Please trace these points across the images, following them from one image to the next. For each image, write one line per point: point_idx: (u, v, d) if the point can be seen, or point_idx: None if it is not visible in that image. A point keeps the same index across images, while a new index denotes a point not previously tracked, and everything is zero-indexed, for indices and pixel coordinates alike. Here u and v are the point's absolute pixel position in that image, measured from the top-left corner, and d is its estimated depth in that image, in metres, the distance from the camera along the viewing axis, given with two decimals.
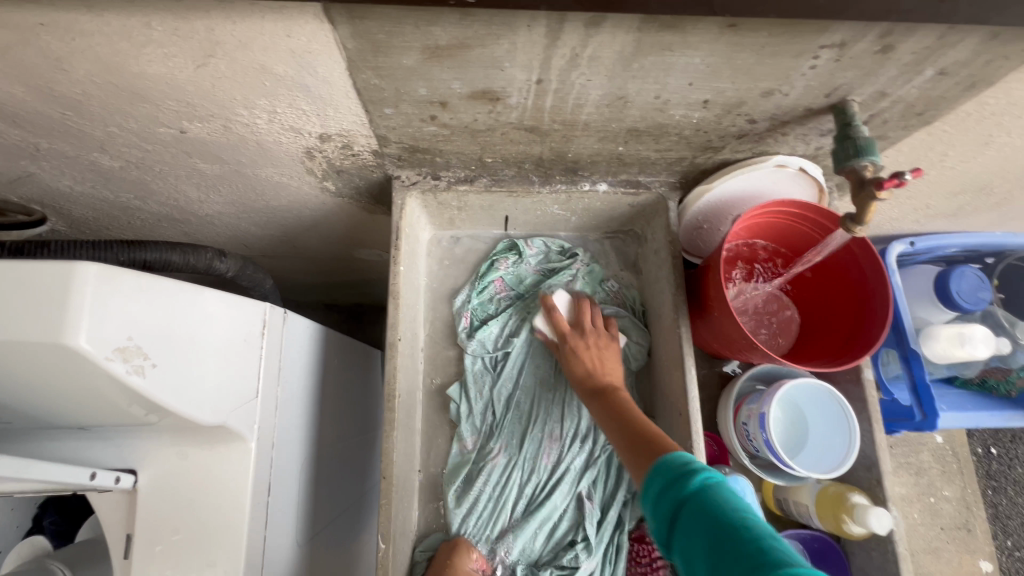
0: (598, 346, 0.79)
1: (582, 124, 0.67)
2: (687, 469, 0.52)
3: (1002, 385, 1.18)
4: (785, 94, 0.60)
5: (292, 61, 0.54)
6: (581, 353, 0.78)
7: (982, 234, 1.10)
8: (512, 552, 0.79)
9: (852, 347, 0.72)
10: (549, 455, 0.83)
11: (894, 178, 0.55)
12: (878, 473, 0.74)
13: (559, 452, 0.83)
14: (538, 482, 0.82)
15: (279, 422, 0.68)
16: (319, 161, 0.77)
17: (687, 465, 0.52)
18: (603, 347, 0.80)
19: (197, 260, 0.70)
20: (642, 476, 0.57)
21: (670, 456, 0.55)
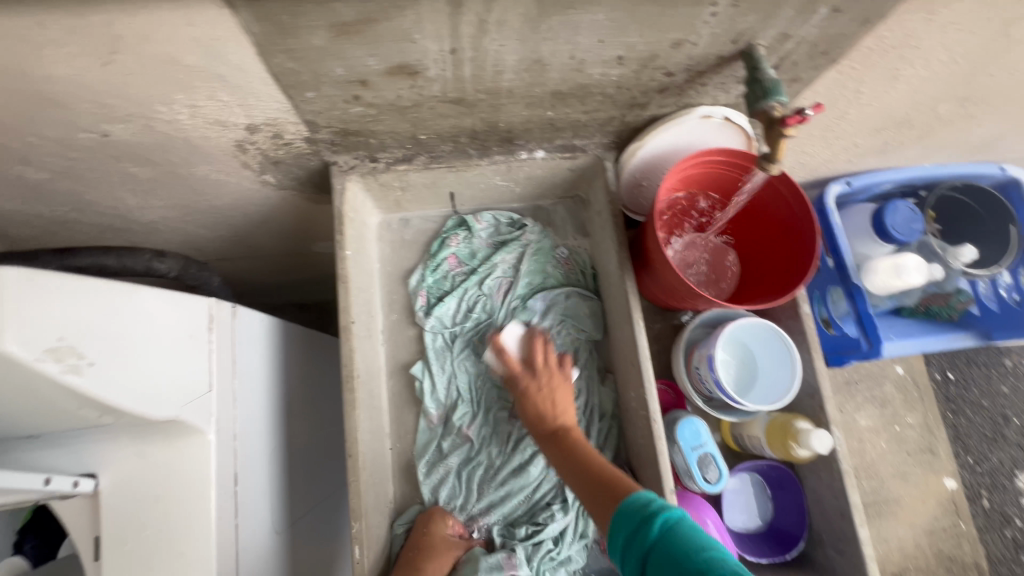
0: (549, 384, 0.79)
1: (506, 91, 0.68)
2: (649, 512, 0.59)
3: (944, 310, 1.25)
4: (694, 43, 0.62)
5: (199, 50, 0.54)
6: (534, 397, 0.78)
7: (912, 169, 1.15)
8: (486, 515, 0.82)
9: (787, 283, 0.75)
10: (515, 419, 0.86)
11: (796, 115, 0.58)
12: (821, 399, 0.79)
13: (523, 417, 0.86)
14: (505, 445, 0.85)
15: (240, 415, 0.69)
16: (253, 154, 0.77)
17: (650, 505, 0.59)
18: (556, 387, 0.79)
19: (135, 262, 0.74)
20: (607, 522, 0.63)
21: (631, 498, 0.61)
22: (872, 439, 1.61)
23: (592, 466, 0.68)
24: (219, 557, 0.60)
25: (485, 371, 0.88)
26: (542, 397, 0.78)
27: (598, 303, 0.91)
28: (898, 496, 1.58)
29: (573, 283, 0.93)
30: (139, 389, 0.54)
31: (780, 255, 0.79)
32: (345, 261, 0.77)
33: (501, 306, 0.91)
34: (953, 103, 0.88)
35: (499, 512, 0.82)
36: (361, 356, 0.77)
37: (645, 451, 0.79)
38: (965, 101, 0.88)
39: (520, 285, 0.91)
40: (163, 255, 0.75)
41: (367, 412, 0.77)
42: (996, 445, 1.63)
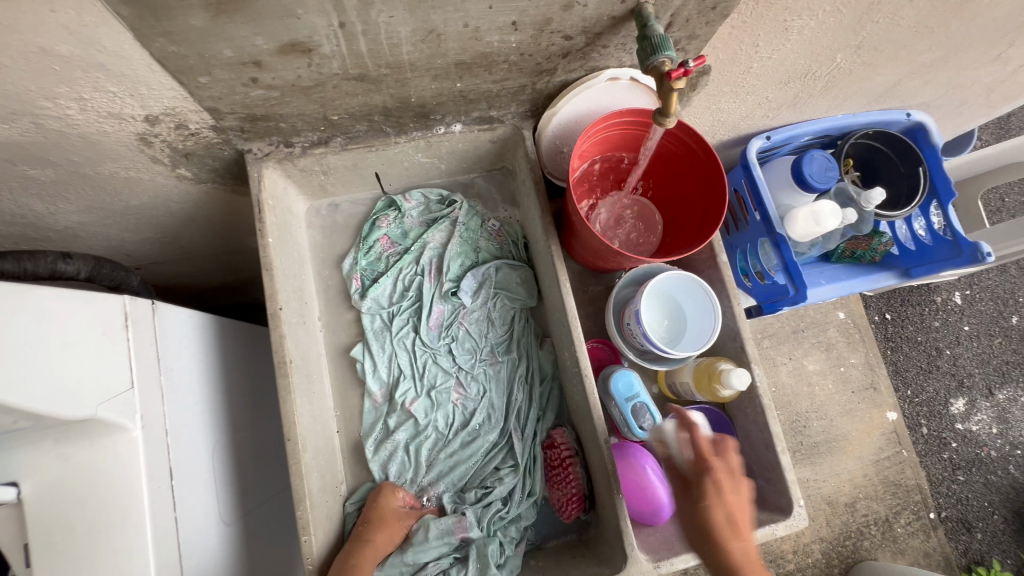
0: (730, 489, 0.68)
1: (408, 64, 0.68)
2: None
3: (867, 253, 1.33)
4: (584, 5, 0.64)
5: (71, 39, 0.52)
6: (706, 502, 0.67)
7: (826, 119, 1.21)
8: (436, 485, 0.85)
9: (702, 232, 0.79)
10: (458, 391, 0.89)
11: (681, 66, 0.61)
12: (741, 341, 0.83)
13: (465, 389, 0.89)
14: (450, 418, 0.87)
15: (170, 411, 0.69)
16: (160, 147, 0.75)
17: None
18: (729, 487, 0.68)
19: (38, 266, 0.72)
20: None
21: None
22: (820, 381, 1.68)
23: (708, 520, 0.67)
24: (157, 549, 0.61)
25: (425, 348, 0.89)
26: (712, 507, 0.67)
27: (531, 271, 0.93)
28: (846, 431, 1.66)
29: (506, 254, 0.95)
30: (48, 389, 0.53)
31: (695, 206, 0.82)
32: (268, 248, 0.77)
33: (436, 283, 0.92)
34: (848, 51, 0.92)
35: (448, 481, 0.85)
36: (295, 343, 0.78)
37: (581, 407, 0.82)
38: (858, 49, 0.92)
39: (453, 261, 0.92)
40: (69, 257, 0.73)
41: (305, 397, 0.78)
42: (931, 376, 1.76)
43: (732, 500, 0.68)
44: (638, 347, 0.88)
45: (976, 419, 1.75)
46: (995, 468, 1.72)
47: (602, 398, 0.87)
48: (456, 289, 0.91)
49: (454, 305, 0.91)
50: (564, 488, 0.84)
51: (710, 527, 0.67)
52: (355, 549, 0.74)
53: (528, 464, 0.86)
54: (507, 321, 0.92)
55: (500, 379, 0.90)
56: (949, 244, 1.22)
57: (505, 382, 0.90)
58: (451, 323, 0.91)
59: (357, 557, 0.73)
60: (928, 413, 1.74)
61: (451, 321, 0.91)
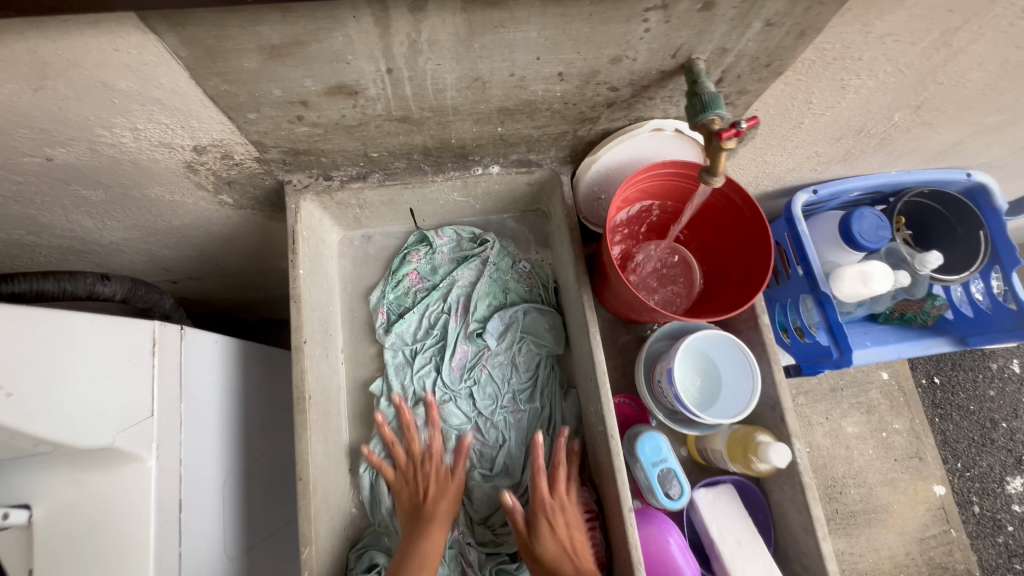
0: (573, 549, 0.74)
1: (451, 108, 0.68)
2: None
3: (918, 316, 1.25)
4: (633, 59, 0.63)
5: (131, 75, 0.54)
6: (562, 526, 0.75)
7: (878, 175, 1.15)
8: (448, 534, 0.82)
9: (744, 294, 0.74)
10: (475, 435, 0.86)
11: (733, 127, 0.59)
12: (781, 411, 0.77)
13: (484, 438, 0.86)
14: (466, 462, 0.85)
15: (186, 439, 0.68)
16: (205, 174, 0.76)
17: None
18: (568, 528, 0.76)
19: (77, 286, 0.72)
20: None
21: None
22: (860, 446, 1.57)
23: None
24: None
25: (447, 389, 0.87)
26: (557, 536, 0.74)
27: (558, 317, 0.90)
28: (888, 503, 1.53)
29: (535, 296, 0.92)
30: (71, 417, 0.55)
31: (738, 265, 0.77)
32: (299, 280, 0.77)
33: (462, 322, 0.90)
34: (907, 111, 0.88)
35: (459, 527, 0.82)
36: (316, 377, 0.77)
37: (604, 467, 0.78)
38: (919, 109, 0.88)
39: (481, 301, 0.91)
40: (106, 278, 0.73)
41: (322, 433, 0.76)
42: (985, 450, 1.63)
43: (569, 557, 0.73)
44: (668, 407, 0.84)
45: None
46: None
47: (627, 458, 0.82)
48: (482, 329, 0.89)
49: (478, 346, 0.89)
50: None
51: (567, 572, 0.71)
52: (422, 529, 0.75)
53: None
54: (531, 367, 0.89)
55: (520, 428, 0.86)
56: (1013, 312, 1.13)
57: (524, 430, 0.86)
58: (474, 365, 0.88)
59: (428, 537, 0.74)
60: (983, 492, 1.59)
61: (473, 363, 0.88)
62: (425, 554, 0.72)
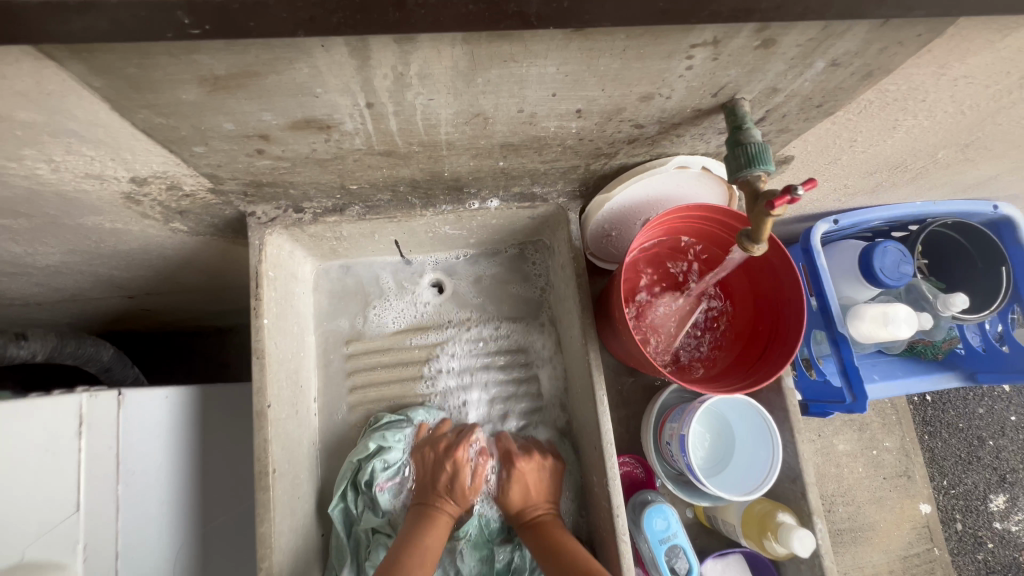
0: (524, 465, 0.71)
1: (445, 143, 0.57)
2: None
3: (929, 350, 1.20)
4: (667, 97, 0.52)
5: (30, 105, 0.42)
6: (513, 483, 0.70)
7: (904, 206, 1.07)
8: None
9: (770, 357, 0.65)
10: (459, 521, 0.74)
11: (785, 194, 0.48)
12: (803, 486, 0.70)
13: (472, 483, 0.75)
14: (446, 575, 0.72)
15: (128, 526, 0.58)
16: (149, 204, 0.64)
17: None
18: (529, 469, 0.71)
19: None
20: None
21: None
22: (850, 464, 1.58)
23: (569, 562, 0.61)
24: None
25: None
26: (523, 483, 0.70)
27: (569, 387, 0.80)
28: (874, 521, 1.56)
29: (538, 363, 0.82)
30: None
31: (758, 314, 0.69)
32: (262, 332, 0.66)
33: (460, 387, 0.81)
34: (953, 149, 0.79)
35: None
36: (282, 443, 0.67)
37: (606, 542, 0.70)
38: (965, 148, 0.79)
39: (476, 361, 0.82)
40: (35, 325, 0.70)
41: (289, 506, 0.67)
42: (971, 467, 1.67)
43: (520, 471, 0.71)
44: (676, 471, 0.76)
45: (1016, 519, 1.66)
46: None
47: (632, 529, 0.74)
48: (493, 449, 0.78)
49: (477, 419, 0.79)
50: None
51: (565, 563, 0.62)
52: (428, 513, 0.68)
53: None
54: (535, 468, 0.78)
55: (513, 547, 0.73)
56: None
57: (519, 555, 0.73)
58: (455, 400, 0.80)
59: (430, 531, 0.65)
60: (959, 507, 1.65)
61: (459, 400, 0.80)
62: (425, 548, 0.63)
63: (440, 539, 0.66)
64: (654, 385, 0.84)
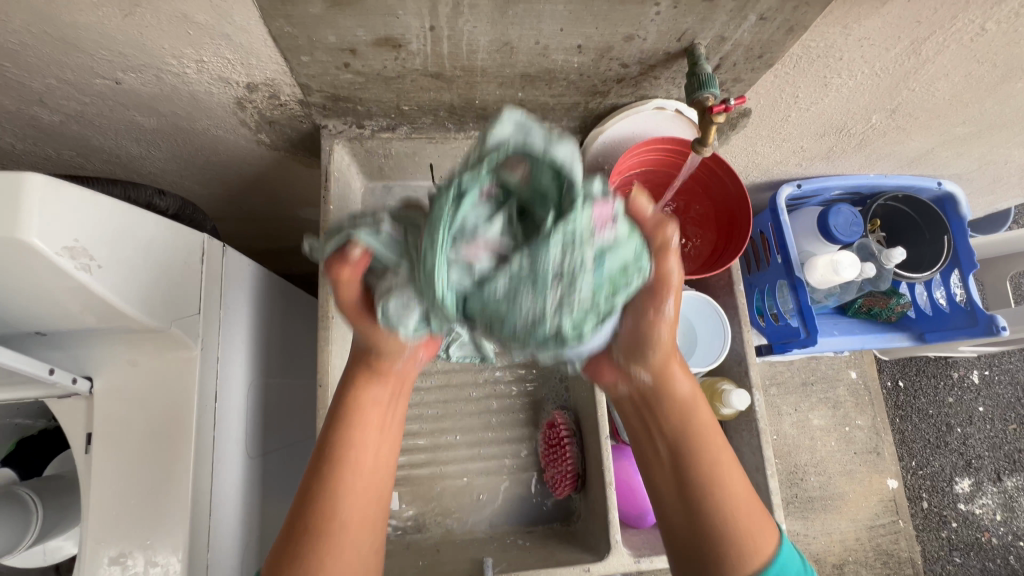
0: (655, 339, 0.62)
1: (480, 70, 0.77)
2: None
3: (884, 312, 1.36)
4: (643, 38, 0.72)
5: (208, 9, 0.63)
6: (639, 372, 0.64)
7: (858, 177, 1.26)
8: None
9: (725, 257, 0.85)
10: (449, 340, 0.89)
11: (722, 104, 0.69)
12: (746, 367, 0.88)
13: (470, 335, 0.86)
14: (471, 322, 0.52)
15: (223, 340, 0.77)
16: (251, 112, 0.84)
17: None
18: (659, 329, 0.61)
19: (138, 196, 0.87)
20: None
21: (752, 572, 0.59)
22: (823, 437, 1.73)
23: (709, 524, 0.60)
24: (199, 455, 0.69)
25: (409, 251, 0.53)
26: (661, 347, 0.63)
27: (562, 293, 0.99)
28: (843, 491, 1.71)
29: None
30: (140, 303, 0.61)
31: (718, 227, 0.88)
32: (328, 215, 0.86)
33: None
34: (883, 114, 0.98)
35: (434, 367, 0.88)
36: (338, 302, 0.86)
37: (586, 403, 0.88)
38: (894, 114, 0.98)
39: None
40: (164, 194, 0.89)
41: (339, 352, 0.85)
42: (938, 451, 1.81)
43: (665, 334, 0.61)
44: None
45: (980, 502, 1.79)
46: (994, 556, 1.76)
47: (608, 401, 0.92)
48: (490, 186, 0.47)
49: None
50: (561, 467, 0.89)
51: (704, 507, 0.61)
52: (361, 444, 0.65)
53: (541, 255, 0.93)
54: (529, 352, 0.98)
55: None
56: (965, 313, 1.25)
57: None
58: None
59: (364, 447, 0.65)
60: (926, 487, 1.78)
61: None
62: (364, 490, 0.63)
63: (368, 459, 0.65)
64: None
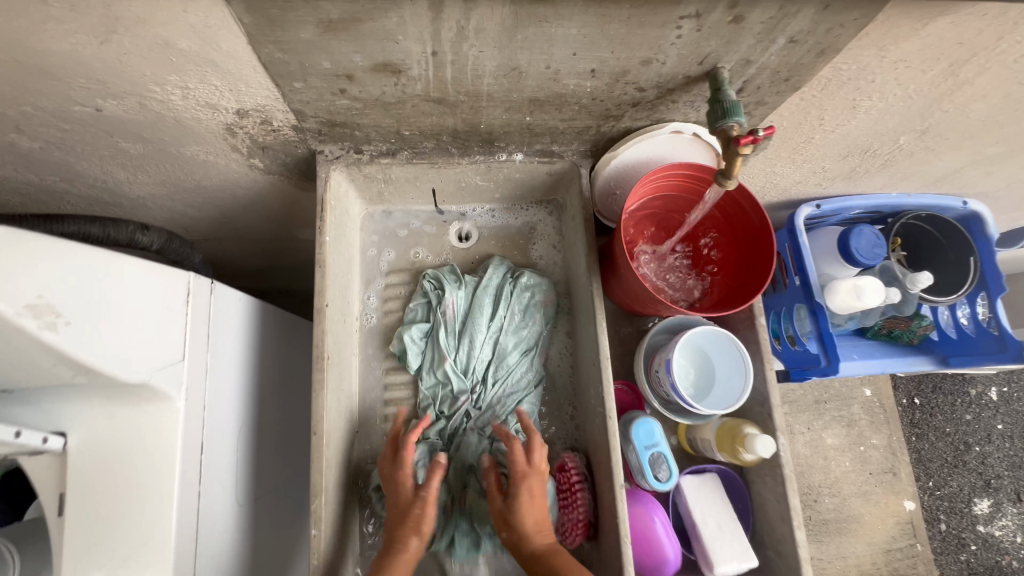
0: (523, 482, 0.75)
1: (485, 94, 0.72)
2: None
3: (905, 334, 1.27)
4: (662, 62, 0.67)
5: (192, 35, 0.58)
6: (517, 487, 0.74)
7: (880, 196, 1.20)
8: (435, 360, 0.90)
9: (743, 295, 0.79)
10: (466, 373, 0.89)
11: (750, 135, 0.63)
12: (770, 407, 0.83)
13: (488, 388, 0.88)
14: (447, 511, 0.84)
15: (210, 386, 0.72)
16: (242, 137, 0.79)
17: None
18: (529, 483, 0.75)
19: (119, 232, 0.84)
20: None
21: None
22: (838, 458, 1.67)
23: None
24: (181, 516, 0.63)
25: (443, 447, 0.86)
26: (529, 504, 0.74)
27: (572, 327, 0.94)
28: (859, 514, 1.64)
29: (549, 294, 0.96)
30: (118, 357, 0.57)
31: (738, 262, 0.82)
32: (324, 247, 0.81)
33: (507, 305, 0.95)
34: (912, 135, 0.92)
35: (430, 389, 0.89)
36: (334, 339, 0.81)
37: (598, 446, 0.83)
38: (924, 134, 0.92)
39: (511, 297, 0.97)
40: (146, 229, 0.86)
41: (335, 393, 0.80)
42: (956, 471, 1.74)
43: (527, 486, 0.75)
44: (664, 396, 0.88)
45: (1000, 524, 1.72)
46: None
47: (622, 442, 0.87)
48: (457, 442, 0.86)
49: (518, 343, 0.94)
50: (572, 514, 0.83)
51: None
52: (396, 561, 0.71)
53: (543, 284, 0.95)
54: None
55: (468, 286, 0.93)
56: (994, 338, 1.17)
57: (482, 289, 0.93)
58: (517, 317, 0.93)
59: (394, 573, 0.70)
60: (944, 508, 1.71)
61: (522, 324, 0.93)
62: None
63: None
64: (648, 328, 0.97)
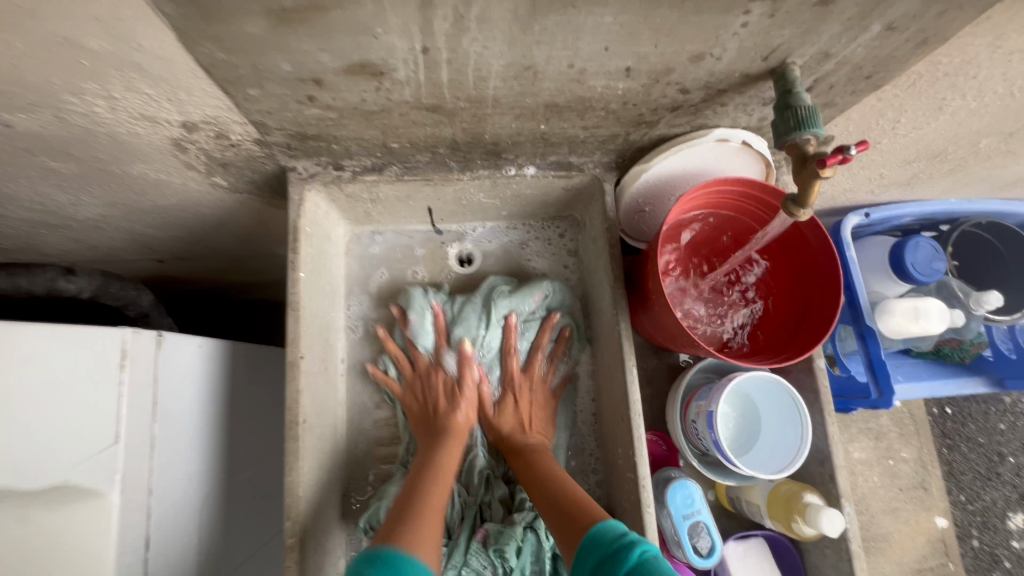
0: (525, 382, 0.77)
1: (491, 100, 0.57)
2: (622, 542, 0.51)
3: (956, 353, 1.10)
4: (717, 58, 0.52)
5: (101, 32, 0.43)
6: (513, 406, 0.76)
7: (937, 202, 1.05)
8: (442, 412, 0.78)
9: (800, 340, 0.65)
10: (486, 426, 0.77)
11: (838, 152, 0.48)
12: (831, 469, 0.70)
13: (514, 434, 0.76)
14: None
15: (158, 464, 0.59)
16: (195, 154, 0.65)
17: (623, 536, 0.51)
18: (531, 396, 0.77)
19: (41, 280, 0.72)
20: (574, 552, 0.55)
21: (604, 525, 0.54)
22: None
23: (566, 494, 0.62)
24: None
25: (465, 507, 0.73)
26: (526, 408, 0.76)
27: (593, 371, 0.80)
28: None
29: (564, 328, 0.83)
30: (26, 448, 0.50)
31: (791, 299, 0.69)
32: (297, 285, 0.67)
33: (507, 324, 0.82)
34: (997, 138, 0.78)
35: None
36: (312, 396, 0.68)
37: (628, 516, 0.70)
38: (1010, 137, 0.78)
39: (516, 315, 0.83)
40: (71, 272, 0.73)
41: (315, 460, 0.67)
42: None
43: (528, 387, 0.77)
44: (703, 451, 0.75)
45: None
46: None
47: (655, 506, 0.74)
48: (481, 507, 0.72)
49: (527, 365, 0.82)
50: None
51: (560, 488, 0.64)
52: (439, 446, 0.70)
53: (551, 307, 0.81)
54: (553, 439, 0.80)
55: (474, 307, 0.79)
56: None
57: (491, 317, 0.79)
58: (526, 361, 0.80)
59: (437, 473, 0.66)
60: None
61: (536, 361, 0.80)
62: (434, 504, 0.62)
63: (447, 473, 0.67)
64: (681, 365, 0.84)
